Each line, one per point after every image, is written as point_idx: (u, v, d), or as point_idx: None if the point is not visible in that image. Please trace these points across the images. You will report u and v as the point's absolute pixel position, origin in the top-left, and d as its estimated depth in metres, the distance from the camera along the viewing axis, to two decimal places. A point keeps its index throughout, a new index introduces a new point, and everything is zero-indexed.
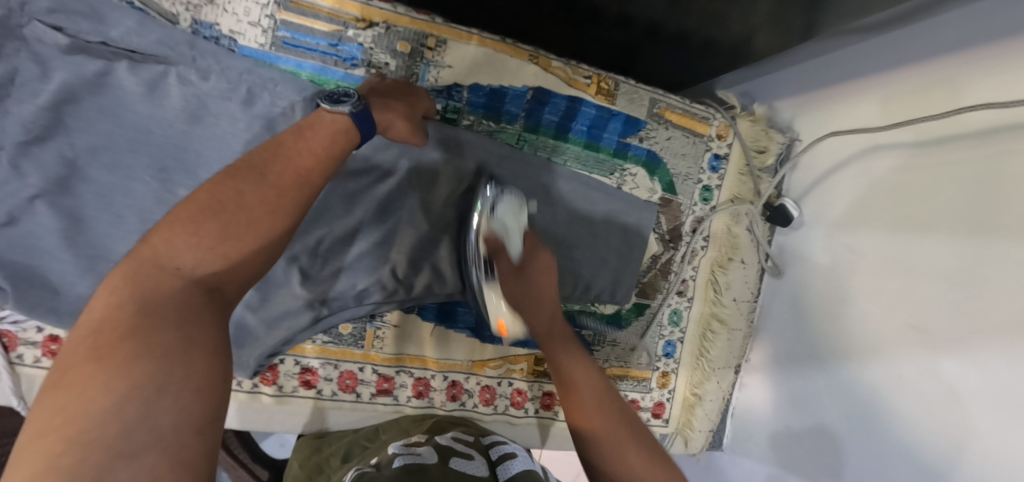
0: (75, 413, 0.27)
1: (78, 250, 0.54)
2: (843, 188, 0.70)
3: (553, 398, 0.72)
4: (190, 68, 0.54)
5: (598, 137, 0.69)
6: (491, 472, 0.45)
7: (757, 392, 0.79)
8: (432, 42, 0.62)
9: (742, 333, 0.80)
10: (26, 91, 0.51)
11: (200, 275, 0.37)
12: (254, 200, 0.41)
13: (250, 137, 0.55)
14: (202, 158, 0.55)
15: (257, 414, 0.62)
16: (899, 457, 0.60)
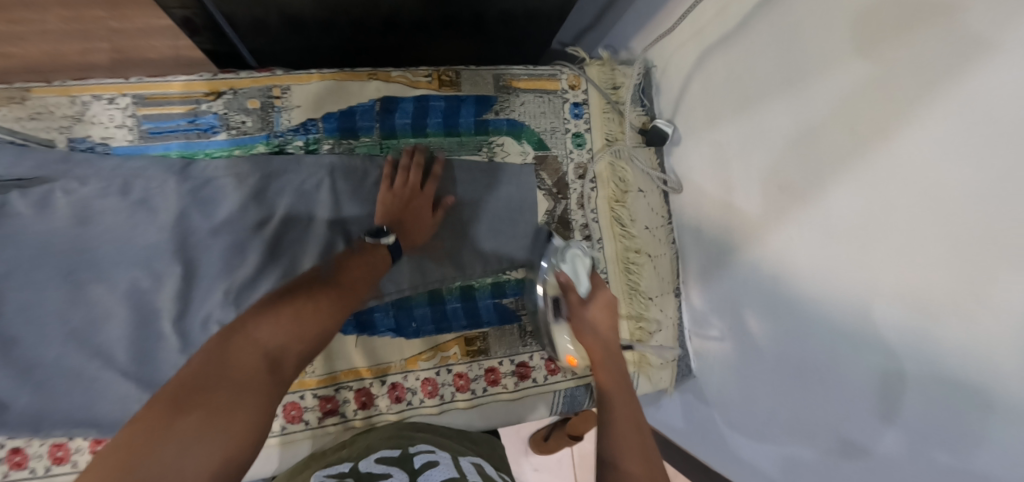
0: (149, 442, 0.35)
1: (11, 367, 0.60)
2: (721, 119, 0.70)
3: (497, 373, 0.74)
4: (71, 179, 0.63)
5: (455, 124, 0.74)
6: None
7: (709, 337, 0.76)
8: (278, 91, 0.69)
9: (667, 257, 0.82)
10: None
11: (266, 353, 0.44)
12: (296, 303, 0.50)
13: (138, 220, 0.63)
14: (98, 252, 0.63)
15: None
16: (815, 348, 0.56)
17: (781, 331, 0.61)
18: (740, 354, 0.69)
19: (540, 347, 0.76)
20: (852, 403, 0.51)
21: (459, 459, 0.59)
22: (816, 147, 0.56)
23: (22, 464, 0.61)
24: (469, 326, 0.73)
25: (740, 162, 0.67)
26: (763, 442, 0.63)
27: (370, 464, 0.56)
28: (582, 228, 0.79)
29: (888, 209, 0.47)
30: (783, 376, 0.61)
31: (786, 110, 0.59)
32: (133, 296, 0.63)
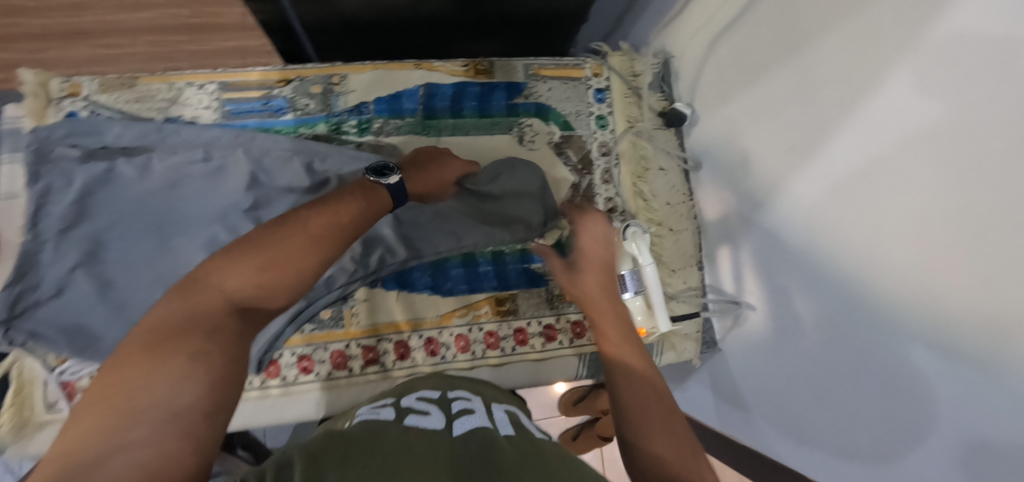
0: (117, 396, 0.32)
1: (107, 305, 0.69)
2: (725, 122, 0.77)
3: (525, 333, 0.79)
4: (166, 149, 0.74)
5: (489, 107, 0.83)
6: (447, 425, 0.48)
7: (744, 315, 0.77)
8: (337, 78, 0.80)
9: (689, 232, 0.86)
10: (60, 195, 0.70)
11: (232, 302, 0.40)
12: (276, 237, 0.45)
13: (215, 183, 0.73)
14: (183, 210, 0.73)
15: (268, 406, 0.73)
16: (829, 326, 0.61)
17: (809, 309, 0.64)
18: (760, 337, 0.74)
19: (565, 311, 0.80)
20: (882, 379, 0.54)
21: (495, 409, 0.58)
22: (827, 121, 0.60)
23: None
24: (499, 287, 0.79)
25: (754, 139, 0.72)
26: (799, 418, 0.68)
27: (411, 401, 0.57)
28: (605, 202, 0.84)
29: (903, 195, 0.51)
30: (805, 359, 0.66)
31: (795, 81, 0.64)
32: (209, 248, 0.72)
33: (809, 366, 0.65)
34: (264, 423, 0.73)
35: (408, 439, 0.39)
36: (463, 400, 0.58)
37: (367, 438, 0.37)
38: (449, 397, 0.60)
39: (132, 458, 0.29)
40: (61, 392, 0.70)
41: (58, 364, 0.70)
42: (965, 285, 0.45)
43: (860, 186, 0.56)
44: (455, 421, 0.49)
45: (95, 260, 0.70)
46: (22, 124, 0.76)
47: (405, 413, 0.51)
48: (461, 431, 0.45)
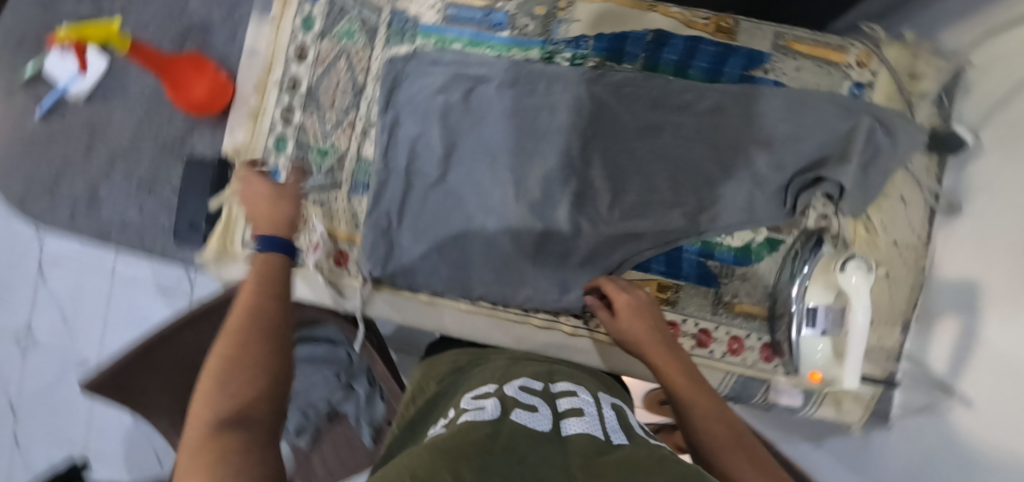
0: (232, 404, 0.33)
1: (387, 187, 0.74)
2: (987, 171, 0.63)
3: (677, 329, 0.72)
4: (427, 97, 0.73)
5: (719, 73, 0.73)
6: (555, 426, 0.35)
7: (921, 432, 0.66)
8: (564, 3, 0.74)
9: (908, 282, 0.71)
10: (469, 182, 0.73)
11: (216, 425, 0.30)
12: (257, 347, 0.37)
13: (434, 86, 0.72)
14: (422, 174, 0.74)
15: (410, 308, 0.77)
16: None
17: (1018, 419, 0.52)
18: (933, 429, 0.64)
19: (727, 322, 0.72)
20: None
21: (604, 407, 0.43)
22: (1019, 225, 0.56)
23: (289, 249, 0.79)
24: (666, 273, 0.72)
25: (993, 217, 0.60)
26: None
27: (514, 389, 0.44)
28: (817, 218, 0.71)
29: None
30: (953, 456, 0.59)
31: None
32: (409, 161, 0.74)
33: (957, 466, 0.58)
34: (401, 321, 0.77)
35: (515, 444, 0.29)
36: (569, 395, 0.44)
37: (472, 450, 0.26)
38: (553, 391, 0.46)
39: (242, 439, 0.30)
40: (254, 236, 0.79)
41: None
42: None
43: None
44: (564, 423, 0.35)
45: (401, 216, 0.74)
46: None
47: (513, 405, 0.39)
48: (570, 437, 0.32)
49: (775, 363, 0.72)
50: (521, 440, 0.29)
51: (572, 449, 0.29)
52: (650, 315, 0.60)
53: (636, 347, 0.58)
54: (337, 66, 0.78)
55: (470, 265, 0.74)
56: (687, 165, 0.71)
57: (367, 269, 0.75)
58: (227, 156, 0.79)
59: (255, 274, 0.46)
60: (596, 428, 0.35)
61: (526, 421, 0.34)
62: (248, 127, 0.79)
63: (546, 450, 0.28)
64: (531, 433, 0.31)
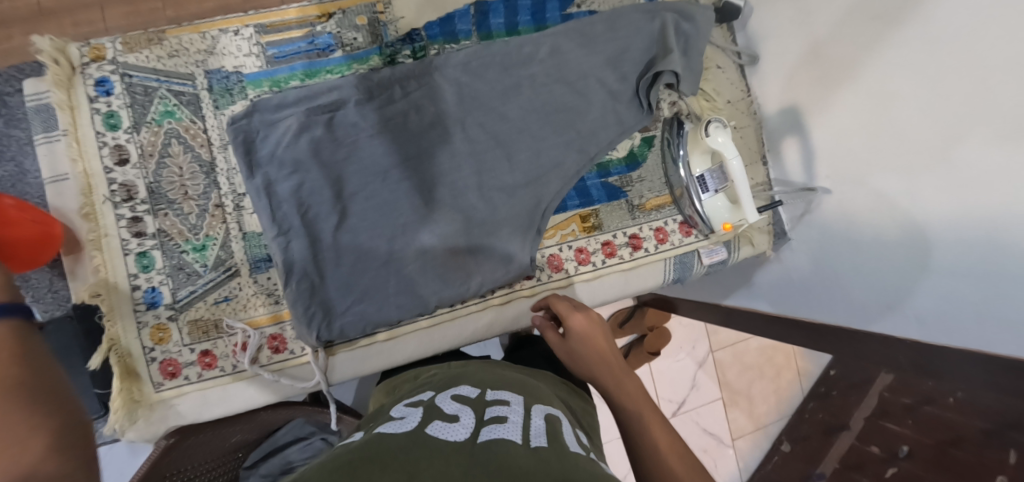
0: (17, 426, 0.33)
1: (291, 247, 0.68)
2: (775, 20, 0.79)
3: (613, 245, 0.79)
4: (291, 142, 0.68)
5: (542, 20, 0.80)
6: (473, 434, 0.38)
7: (812, 233, 0.84)
8: (380, 6, 0.74)
9: (751, 127, 0.86)
10: (373, 205, 0.72)
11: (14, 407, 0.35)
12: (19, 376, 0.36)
13: (292, 129, 0.68)
14: (321, 219, 0.70)
15: (373, 352, 0.73)
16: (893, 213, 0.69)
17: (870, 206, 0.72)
18: (811, 236, 0.84)
19: (646, 220, 0.81)
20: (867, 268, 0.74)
21: (533, 412, 0.45)
22: (818, 66, 0.74)
23: (212, 365, 0.69)
24: (582, 204, 0.78)
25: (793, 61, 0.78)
26: (820, 288, 0.83)
27: (444, 399, 0.46)
28: (669, 107, 0.83)
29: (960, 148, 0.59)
30: (832, 254, 0.80)
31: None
32: (302, 212, 0.69)
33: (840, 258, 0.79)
34: (370, 370, 0.73)
35: (422, 457, 0.33)
36: (500, 402, 0.46)
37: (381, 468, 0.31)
38: (486, 397, 0.47)
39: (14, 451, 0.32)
40: (165, 371, 0.67)
41: (157, 344, 0.68)
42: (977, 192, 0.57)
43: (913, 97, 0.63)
44: (483, 430, 0.39)
45: (322, 269, 0.69)
46: (48, 99, 0.68)
47: (433, 417, 0.41)
48: (488, 445, 0.36)
49: (695, 233, 0.83)
50: (432, 452, 0.34)
51: (483, 464, 0.33)
52: (590, 327, 0.61)
53: (576, 362, 0.59)
54: (172, 153, 0.69)
55: (413, 281, 0.72)
56: (555, 106, 0.77)
57: (313, 339, 0.68)
58: (83, 302, 0.65)
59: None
60: (512, 436, 0.38)
61: (440, 433, 0.37)
62: (93, 260, 0.67)
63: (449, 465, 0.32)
64: (443, 447, 0.35)
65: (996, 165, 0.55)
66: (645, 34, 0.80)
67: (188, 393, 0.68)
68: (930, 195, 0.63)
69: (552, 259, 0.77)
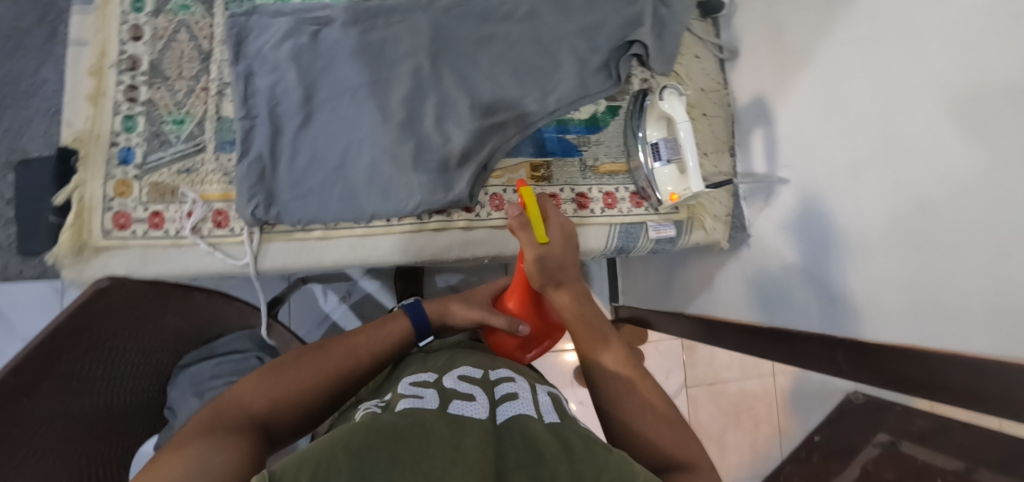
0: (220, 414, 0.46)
1: (253, 132, 0.75)
2: (753, 14, 0.82)
3: (559, 199, 0.80)
4: (275, 41, 0.76)
5: None
6: (491, 414, 0.46)
7: (768, 227, 0.82)
8: None
9: (721, 118, 0.87)
10: (335, 111, 0.77)
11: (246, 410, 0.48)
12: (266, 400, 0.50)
13: (280, 32, 0.76)
14: (286, 112, 0.76)
15: (309, 248, 0.77)
16: (841, 195, 0.67)
17: (820, 188, 0.71)
18: (770, 224, 0.81)
19: (596, 182, 0.82)
20: (814, 251, 0.72)
21: (538, 390, 0.53)
22: (786, 49, 0.75)
23: (159, 225, 0.74)
24: (534, 153, 0.82)
25: (768, 49, 0.79)
26: (779, 279, 0.80)
27: (454, 380, 0.52)
28: (640, 83, 0.86)
29: (900, 124, 0.58)
30: (787, 241, 0.78)
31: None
32: (271, 104, 0.75)
33: (793, 244, 0.77)
34: (302, 264, 0.77)
35: (449, 431, 0.40)
36: (506, 381, 0.54)
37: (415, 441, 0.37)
38: (491, 377, 0.55)
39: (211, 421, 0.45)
40: (116, 222, 0.73)
41: (116, 197, 0.74)
42: (917, 169, 0.56)
43: (867, 71, 0.62)
44: (499, 409, 0.47)
45: (276, 158, 0.75)
46: None
47: (452, 395, 0.48)
48: (509, 424, 0.44)
49: (646, 207, 0.83)
50: (460, 430, 0.40)
51: (511, 443, 0.40)
52: (574, 256, 0.66)
53: (558, 274, 0.63)
54: (179, 40, 0.79)
55: (355, 187, 0.75)
56: (526, 61, 0.82)
57: (249, 215, 0.72)
58: (65, 145, 0.73)
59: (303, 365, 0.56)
60: (527, 412, 0.47)
61: (464, 411, 0.45)
62: (87, 113, 0.75)
63: (479, 445, 0.39)
64: (479, 426, 0.43)
65: (931, 149, 0.54)
66: (625, 10, 0.84)
67: (130, 246, 0.73)
68: (871, 173, 0.62)
69: (494, 198, 0.81)
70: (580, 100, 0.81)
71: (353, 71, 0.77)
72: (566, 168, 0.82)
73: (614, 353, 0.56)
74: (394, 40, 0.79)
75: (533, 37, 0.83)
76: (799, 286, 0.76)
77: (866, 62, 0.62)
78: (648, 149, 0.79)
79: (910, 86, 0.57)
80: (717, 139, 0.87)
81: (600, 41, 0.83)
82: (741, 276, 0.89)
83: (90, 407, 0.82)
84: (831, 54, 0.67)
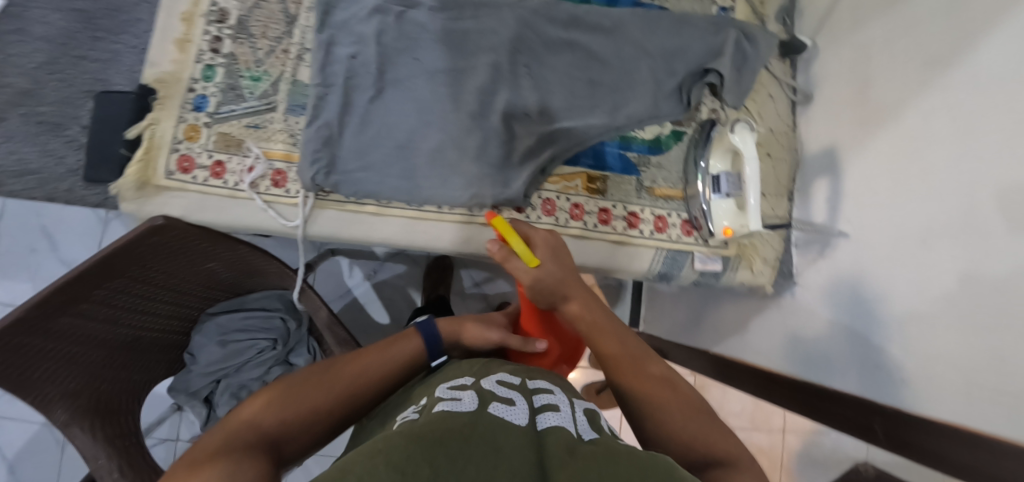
0: (231, 438, 0.43)
1: (325, 99, 0.76)
2: (838, 62, 0.80)
3: (610, 214, 0.80)
4: (363, 16, 0.78)
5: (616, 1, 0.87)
6: (530, 420, 0.44)
7: (816, 279, 0.81)
8: None
9: (784, 161, 0.86)
10: (408, 93, 0.78)
11: (257, 429, 0.46)
12: (277, 416, 0.48)
13: (369, 7, 0.78)
14: (359, 86, 0.77)
15: (357, 222, 0.78)
16: (903, 261, 0.66)
17: (879, 249, 0.70)
18: (818, 275, 0.80)
19: (650, 204, 0.81)
20: (863, 310, 0.71)
21: (577, 407, 0.51)
22: (869, 101, 0.74)
23: (220, 175, 0.76)
24: (593, 166, 0.81)
25: (848, 98, 0.78)
26: (818, 339, 0.78)
27: (492, 385, 0.51)
28: (709, 112, 0.85)
29: (978, 200, 0.57)
30: (835, 294, 0.77)
31: (909, 16, 0.68)
32: (347, 76, 0.77)
33: (841, 299, 0.76)
34: (348, 236, 0.78)
35: (486, 437, 0.39)
36: (545, 393, 0.52)
37: (450, 446, 0.36)
38: (529, 386, 0.54)
39: (222, 444, 0.42)
40: (180, 165, 0.75)
41: (184, 141, 0.76)
42: (995, 246, 0.54)
43: (954, 140, 0.61)
44: (539, 417, 0.45)
45: (344, 127, 0.76)
46: None
47: (490, 398, 0.47)
48: (548, 431, 0.42)
49: (695, 237, 0.82)
50: (499, 433, 0.39)
51: (550, 451, 0.39)
52: (572, 269, 0.65)
53: (561, 290, 0.63)
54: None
55: (414, 169, 0.76)
56: (599, 74, 0.82)
57: (308, 180, 0.73)
58: (148, 83, 0.76)
59: (320, 377, 0.54)
60: (567, 423, 0.45)
61: (504, 415, 0.43)
62: (172, 57, 0.77)
63: (520, 455, 0.37)
64: (514, 428, 0.41)
65: (1008, 233, 0.53)
66: (707, 39, 0.83)
67: (189, 191, 0.75)
68: (942, 242, 0.60)
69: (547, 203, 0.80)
70: (646, 120, 0.81)
71: (431, 55, 0.79)
72: (623, 185, 0.81)
73: (649, 370, 0.54)
74: (475, 33, 0.80)
75: (610, 51, 0.83)
76: (839, 343, 0.74)
77: (955, 131, 0.60)
78: (708, 181, 0.78)
79: (998, 159, 0.55)
80: (777, 180, 0.86)
81: (675, 65, 0.83)
82: (780, 324, 0.87)
83: (111, 340, 0.83)
84: (916, 115, 0.66)
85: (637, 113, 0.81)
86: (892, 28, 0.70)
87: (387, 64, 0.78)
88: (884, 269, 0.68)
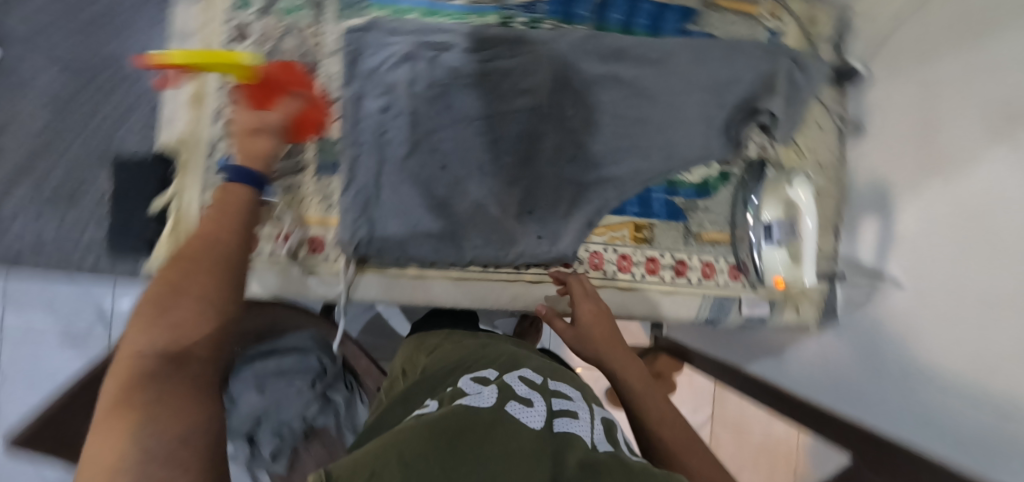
0: (148, 399, 0.28)
1: (359, 159, 0.71)
2: (900, 96, 0.75)
3: (658, 264, 0.79)
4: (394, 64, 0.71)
5: (659, 29, 0.81)
6: (548, 422, 0.37)
7: (861, 323, 0.81)
8: None
9: (832, 196, 0.85)
10: (446, 147, 0.73)
11: (157, 353, 0.30)
12: (160, 334, 0.31)
13: (400, 53, 0.71)
14: (393, 142, 0.71)
15: (402, 286, 0.76)
16: (960, 332, 0.64)
17: (933, 314, 0.68)
18: (862, 324, 0.80)
19: (697, 250, 0.80)
20: (909, 372, 0.71)
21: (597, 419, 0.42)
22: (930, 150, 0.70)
23: (254, 244, 0.72)
24: (640, 214, 0.79)
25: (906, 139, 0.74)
26: (862, 388, 0.79)
27: (515, 379, 0.44)
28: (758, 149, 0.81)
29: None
30: (880, 345, 0.77)
31: (978, 64, 0.63)
32: (381, 132, 0.71)
33: (888, 354, 0.75)
34: (394, 300, 0.76)
35: (497, 448, 0.32)
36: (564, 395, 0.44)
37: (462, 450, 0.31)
38: (550, 386, 0.45)
39: (152, 410, 0.28)
40: None
41: None
42: None
43: (1014, 214, 0.58)
44: (558, 421, 0.38)
45: (381, 188, 0.71)
46: None
47: (510, 394, 0.40)
48: (566, 439, 0.35)
49: (742, 281, 0.81)
50: (516, 437, 0.33)
51: (567, 463, 0.32)
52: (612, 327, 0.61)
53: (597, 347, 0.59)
54: (286, 45, 0.74)
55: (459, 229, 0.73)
56: (646, 114, 0.77)
57: (351, 251, 0.71)
58: (166, 150, 0.71)
59: (197, 220, 0.38)
60: (586, 434, 0.37)
61: (520, 415, 0.37)
62: (189, 117, 0.72)
63: (528, 471, 0.30)
64: (527, 433, 0.35)
65: None
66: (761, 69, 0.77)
67: None
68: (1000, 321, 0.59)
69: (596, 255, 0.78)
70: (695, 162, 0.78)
71: (469, 103, 0.73)
72: (670, 232, 0.80)
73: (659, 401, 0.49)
74: (514, 76, 0.73)
75: (657, 87, 0.76)
76: (889, 399, 0.74)
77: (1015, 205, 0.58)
78: (759, 228, 0.76)
79: None
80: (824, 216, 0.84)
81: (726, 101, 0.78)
82: (821, 357, 0.88)
83: None
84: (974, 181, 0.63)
85: (687, 156, 0.77)
86: (954, 77, 0.66)
87: (421, 114, 0.72)
88: (939, 336, 0.67)
